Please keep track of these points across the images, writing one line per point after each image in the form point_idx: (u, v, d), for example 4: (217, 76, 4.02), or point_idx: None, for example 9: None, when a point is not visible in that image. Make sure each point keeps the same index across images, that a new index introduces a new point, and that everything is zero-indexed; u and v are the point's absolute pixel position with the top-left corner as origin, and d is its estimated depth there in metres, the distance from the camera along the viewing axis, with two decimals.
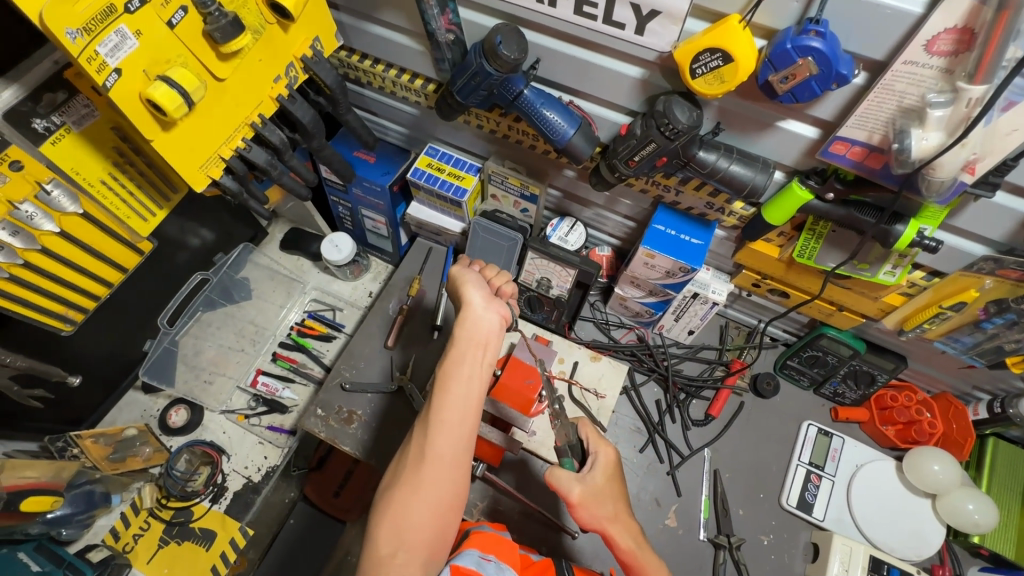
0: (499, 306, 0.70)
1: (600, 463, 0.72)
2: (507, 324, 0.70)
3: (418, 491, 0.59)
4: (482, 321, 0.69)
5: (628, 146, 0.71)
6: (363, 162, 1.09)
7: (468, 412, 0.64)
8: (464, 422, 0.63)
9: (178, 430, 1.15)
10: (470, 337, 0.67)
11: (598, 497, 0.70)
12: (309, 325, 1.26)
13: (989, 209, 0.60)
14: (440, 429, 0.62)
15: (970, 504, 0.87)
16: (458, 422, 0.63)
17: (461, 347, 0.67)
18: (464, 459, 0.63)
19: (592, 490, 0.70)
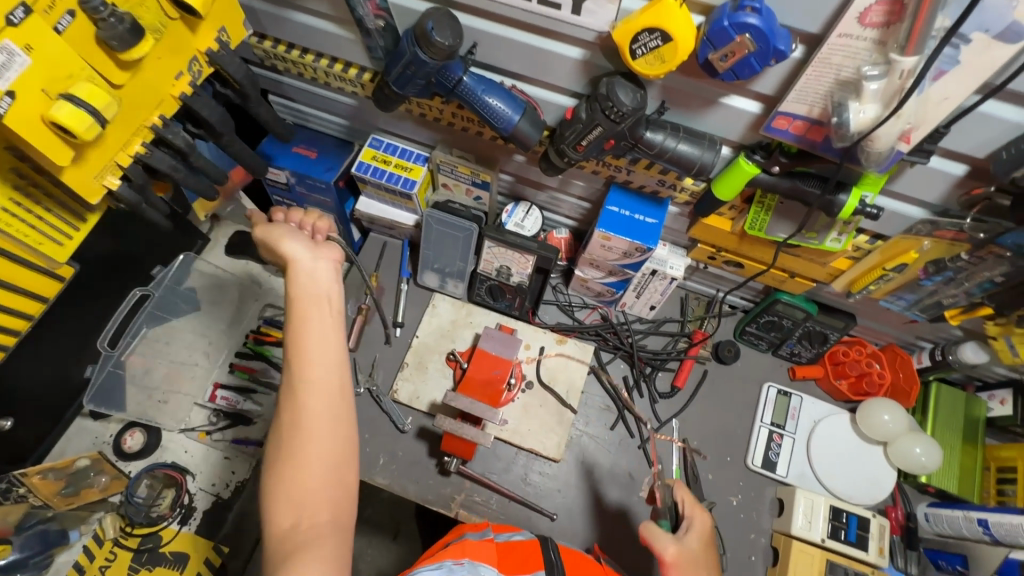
0: (328, 252, 0.65)
1: (696, 528, 0.74)
2: (343, 269, 0.65)
3: (304, 448, 0.55)
4: (316, 271, 0.63)
5: (575, 130, 0.69)
6: (305, 159, 1.04)
7: (330, 354, 0.59)
8: (327, 355, 0.59)
9: (135, 455, 1.10)
10: (309, 294, 0.61)
11: (693, 561, 0.70)
12: (266, 332, 1.19)
13: (924, 173, 0.61)
14: (310, 390, 0.57)
15: (917, 448, 0.92)
16: (328, 376, 0.58)
17: (296, 294, 0.61)
18: (344, 408, 0.58)
19: (688, 554, 0.71)
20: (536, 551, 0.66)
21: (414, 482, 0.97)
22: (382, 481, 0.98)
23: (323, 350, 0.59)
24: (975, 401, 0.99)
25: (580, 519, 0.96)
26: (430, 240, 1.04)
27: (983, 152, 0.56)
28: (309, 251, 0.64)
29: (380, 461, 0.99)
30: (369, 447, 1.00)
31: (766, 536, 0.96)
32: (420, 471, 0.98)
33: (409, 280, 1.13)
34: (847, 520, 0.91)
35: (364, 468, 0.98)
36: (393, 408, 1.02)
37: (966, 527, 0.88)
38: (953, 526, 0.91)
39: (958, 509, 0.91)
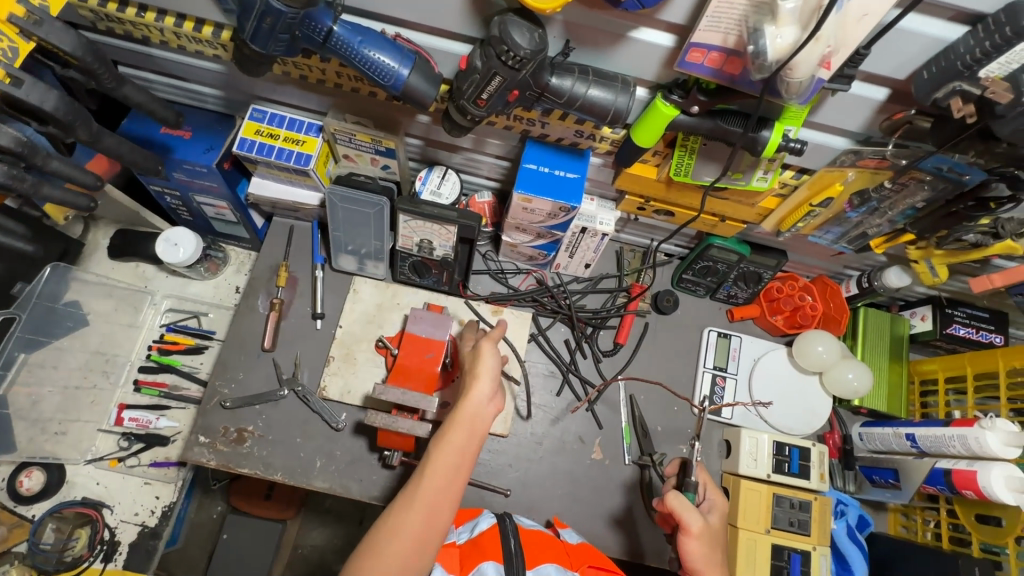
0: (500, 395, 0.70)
1: (715, 509, 0.76)
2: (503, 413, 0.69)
3: (377, 557, 0.59)
4: (482, 397, 0.67)
5: (472, 82, 0.60)
6: (176, 139, 0.89)
7: (452, 479, 0.64)
8: (452, 479, 0.64)
9: (36, 496, 0.97)
10: (470, 410, 0.67)
11: (712, 539, 0.70)
12: (172, 340, 1.09)
13: (847, 101, 0.57)
14: (413, 507, 0.62)
15: (850, 374, 0.95)
16: (433, 504, 0.63)
17: (472, 391, 0.67)
18: (435, 538, 0.62)
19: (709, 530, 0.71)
20: (495, 538, 0.70)
21: (357, 481, 0.92)
22: (322, 484, 0.91)
23: (444, 474, 0.64)
24: (900, 319, 1.02)
25: (535, 490, 0.94)
26: (337, 220, 0.93)
27: (903, 72, 0.52)
28: (490, 391, 0.68)
29: (316, 464, 0.92)
30: (303, 451, 0.93)
31: (716, 478, 0.97)
32: (363, 468, 0.92)
33: (324, 266, 1.02)
34: (789, 453, 0.93)
35: (300, 474, 0.91)
36: (323, 407, 0.94)
37: (895, 442, 0.92)
38: (885, 443, 0.94)
39: (888, 427, 0.93)
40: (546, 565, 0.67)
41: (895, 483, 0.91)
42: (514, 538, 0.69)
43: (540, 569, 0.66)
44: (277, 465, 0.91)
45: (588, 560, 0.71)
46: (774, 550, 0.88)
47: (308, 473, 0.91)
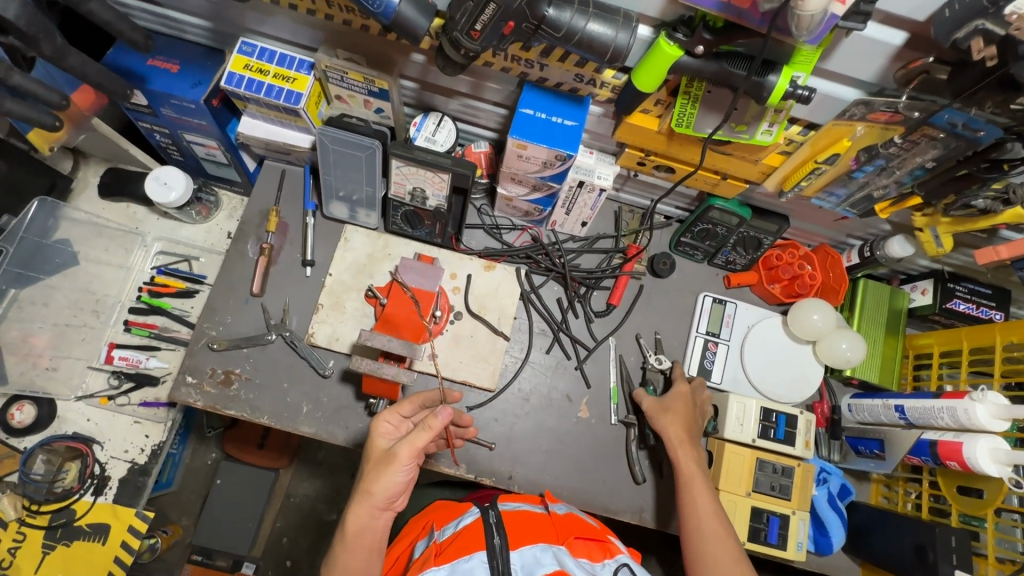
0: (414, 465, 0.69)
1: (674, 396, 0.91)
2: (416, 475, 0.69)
3: None
4: (391, 481, 0.66)
5: (466, 12, 0.57)
6: (162, 72, 0.85)
7: (363, 564, 0.65)
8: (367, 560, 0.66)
9: (27, 430, 0.98)
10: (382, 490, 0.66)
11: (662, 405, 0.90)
12: (163, 283, 1.08)
13: (861, 44, 0.53)
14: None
15: (843, 344, 0.93)
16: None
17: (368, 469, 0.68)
18: None
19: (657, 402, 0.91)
20: (478, 531, 0.67)
21: (343, 427, 0.92)
22: (307, 429, 0.92)
23: (353, 565, 0.65)
24: (899, 292, 1.00)
25: (519, 445, 0.94)
26: (329, 164, 0.90)
27: (923, 13, 0.49)
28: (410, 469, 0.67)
29: (303, 409, 0.93)
30: (290, 396, 0.93)
31: (702, 442, 0.97)
32: (349, 415, 0.93)
33: (315, 213, 1.00)
34: (776, 420, 0.92)
35: (287, 418, 0.92)
36: (311, 353, 0.94)
37: (883, 414, 0.91)
38: (873, 414, 0.93)
39: (878, 398, 0.93)
40: (531, 546, 0.66)
41: (879, 454, 0.91)
42: (497, 531, 0.66)
43: (525, 551, 0.65)
44: (263, 408, 0.92)
45: (575, 533, 0.71)
46: (753, 512, 0.89)
47: (295, 417, 0.92)
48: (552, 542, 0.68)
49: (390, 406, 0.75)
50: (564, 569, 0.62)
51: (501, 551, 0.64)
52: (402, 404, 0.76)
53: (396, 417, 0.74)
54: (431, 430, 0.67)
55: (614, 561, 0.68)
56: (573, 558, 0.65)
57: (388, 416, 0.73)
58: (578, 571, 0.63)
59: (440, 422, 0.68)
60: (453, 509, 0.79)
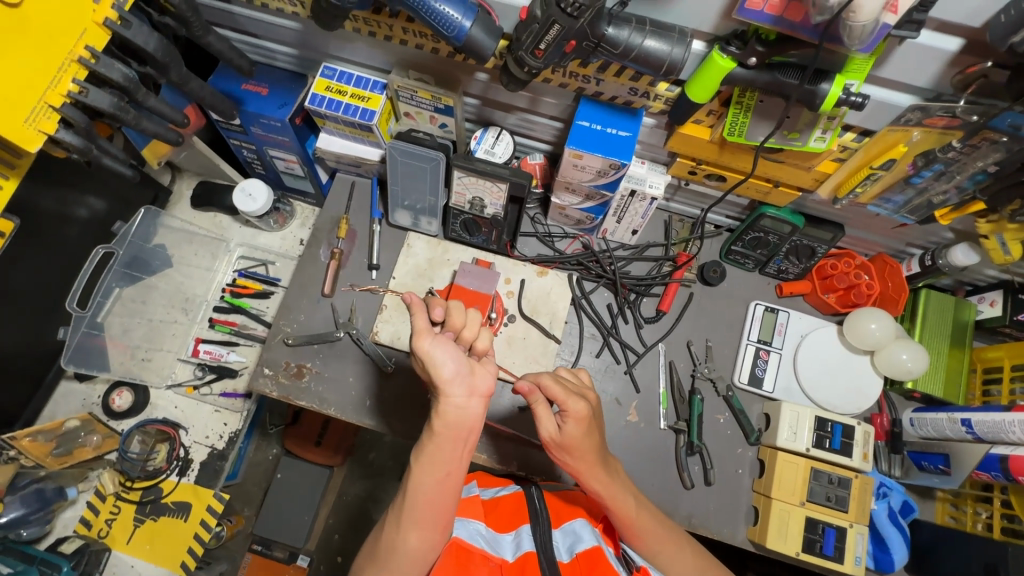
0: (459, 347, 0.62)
1: (572, 419, 0.70)
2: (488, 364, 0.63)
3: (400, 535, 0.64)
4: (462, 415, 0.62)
5: (532, 33, 0.62)
6: (255, 95, 0.96)
7: (452, 456, 0.64)
8: (453, 451, 0.64)
9: (124, 414, 1.09)
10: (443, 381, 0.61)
11: (574, 444, 0.71)
12: (242, 285, 1.18)
13: (915, 52, 0.55)
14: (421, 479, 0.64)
15: (904, 354, 0.91)
16: (441, 474, 0.64)
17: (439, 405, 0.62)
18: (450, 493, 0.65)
19: (567, 439, 0.71)
20: (524, 500, 0.77)
21: (402, 421, 0.98)
22: (369, 421, 0.98)
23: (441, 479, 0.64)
24: (964, 303, 0.98)
25: None
26: (396, 176, 0.98)
27: (978, 19, 0.50)
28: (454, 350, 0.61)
29: (366, 401, 0.99)
30: (354, 390, 1.00)
31: (753, 450, 0.97)
32: (407, 409, 0.98)
33: (381, 221, 1.09)
34: (831, 430, 0.91)
35: (351, 410, 0.99)
36: (375, 350, 1.01)
37: (949, 428, 0.88)
38: (937, 428, 0.90)
39: (942, 411, 0.90)
40: (572, 524, 0.73)
41: (945, 469, 0.87)
42: (541, 503, 0.75)
43: (566, 528, 0.73)
44: (330, 400, 0.99)
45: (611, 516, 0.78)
46: (808, 522, 0.87)
47: (357, 409, 0.99)
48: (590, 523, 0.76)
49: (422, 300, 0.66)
50: (601, 547, 0.69)
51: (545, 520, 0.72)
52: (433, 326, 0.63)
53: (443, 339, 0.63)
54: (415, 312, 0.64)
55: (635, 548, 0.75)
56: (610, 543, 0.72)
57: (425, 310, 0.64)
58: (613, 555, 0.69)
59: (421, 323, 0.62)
60: (495, 479, 0.89)
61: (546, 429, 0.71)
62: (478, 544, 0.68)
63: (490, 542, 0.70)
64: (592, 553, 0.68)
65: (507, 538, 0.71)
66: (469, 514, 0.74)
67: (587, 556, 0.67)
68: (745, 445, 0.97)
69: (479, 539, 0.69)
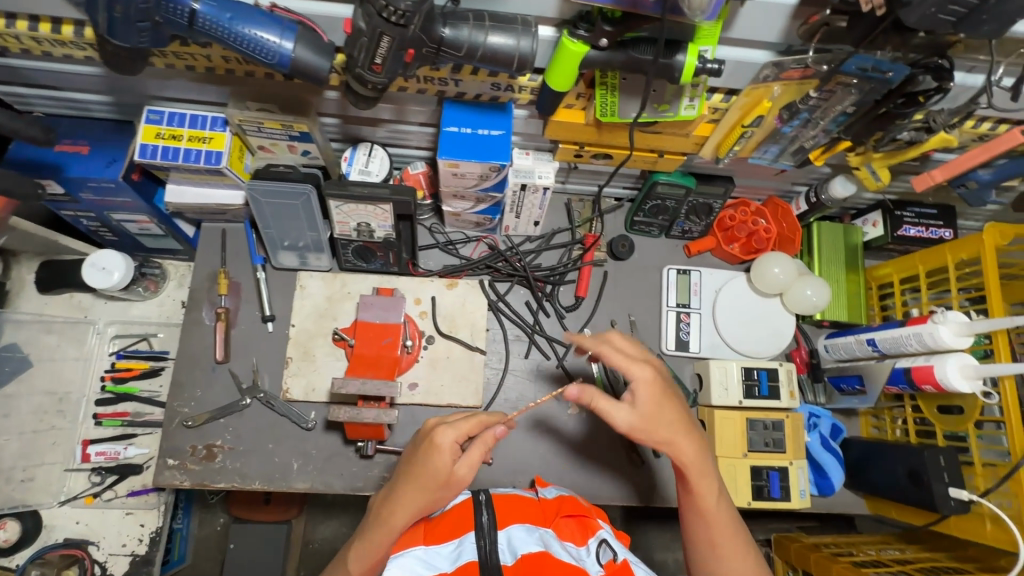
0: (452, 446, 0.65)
1: (641, 389, 0.64)
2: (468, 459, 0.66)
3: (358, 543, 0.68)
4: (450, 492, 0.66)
5: (363, 47, 0.55)
6: (76, 156, 0.82)
7: (410, 514, 0.65)
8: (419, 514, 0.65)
9: (14, 547, 0.95)
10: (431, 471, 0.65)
11: (650, 424, 0.63)
12: (124, 367, 1.06)
13: (758, 10, 0.54)
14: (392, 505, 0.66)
15: (808, 290, 0.95)
16: (402, 523, 0.65)
17: (428, 482, 0.64)
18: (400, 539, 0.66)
19: (642, 418, 0.63)
20: (467, 511, 0.69)
21: (338, 475, 0.91)
22: (302, 485, 0.90)
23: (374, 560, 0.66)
24: (853, 228, 1.02)
25: (519, 454, 0.94)
26: (266, 217, 0.88)
27: None
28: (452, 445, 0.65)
29: (293, 466, 0.91)
30: (277, 457, 0.91)
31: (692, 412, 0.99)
32: (340, 461, 0.91)
33: (265, 266, 0.98)
34: (758, 376, 0.94)
35: (279, 479, 0.90)
36: (291, 409, 0.92)
37: (858, 349, 0.93)
38: (848, 351, 0.96)
39: (850, 336, 0.95)
40: (518, 527, 0.67)
41: (861, 389, 0.94)
42: (485, 511, 0.68)
43: (512, 531, 0.66)
44: (253, 474, 0.90)
45: (562, 512, 0.71)
46: (753, 471, 0.90)
47: (285, 476, 0.90)
48: (538, 525, 0.69)
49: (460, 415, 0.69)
50: (549, 550, 0.62)
51: (489, 530, 0.65)
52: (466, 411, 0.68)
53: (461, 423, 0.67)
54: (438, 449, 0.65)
55: (595, 538, 0.67)
56: (559, 540, 0.66)
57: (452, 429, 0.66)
58: (563, 555, 0.63)
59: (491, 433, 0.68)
60: None
61: (617, 412, 0.63)
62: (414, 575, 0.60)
63: (428, 565, 0.62)
64: (538, 556, 0.61)
65: (447, 554, 0.63)
66: (406, 546, 0.65)
67: (533, 560, 0.61)
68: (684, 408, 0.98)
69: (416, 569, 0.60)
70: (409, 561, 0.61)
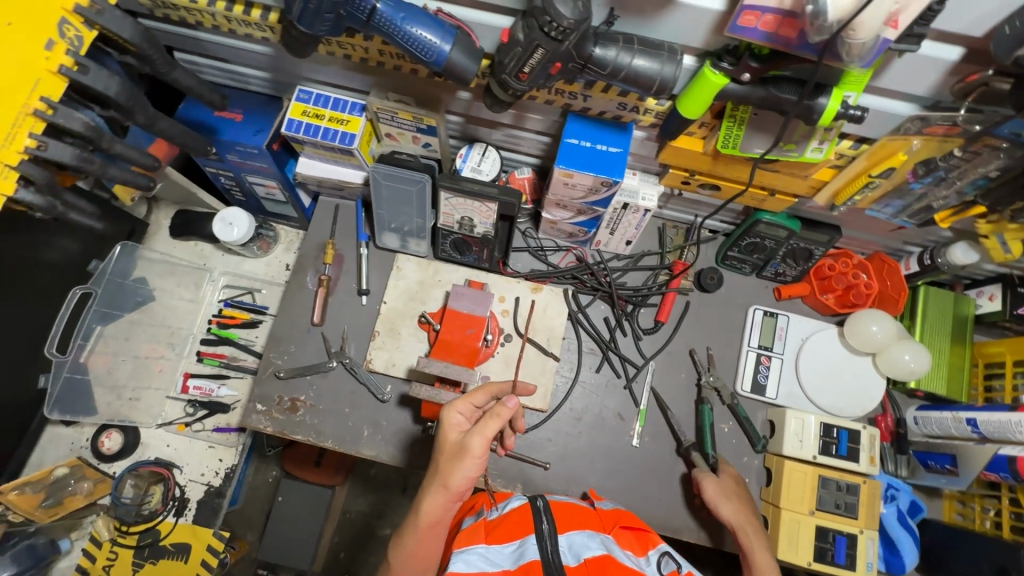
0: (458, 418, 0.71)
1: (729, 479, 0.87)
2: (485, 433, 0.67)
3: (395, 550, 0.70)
4: (462, 475, 0.66)
5: (515, 56, 0.59)
6: (229, 122, 0.92)
7: (438, 505, 0.68)
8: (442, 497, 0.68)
9: (115, 456, 1.06)
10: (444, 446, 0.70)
11: (733, 494, 0.84)
12: (230, 315, 1.15)
13: (915, 63, 0.53)
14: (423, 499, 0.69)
15: (906, 355, 0.90)
16: (433, 517, 0.68)
17: (443, 461, 0.68)
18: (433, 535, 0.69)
19: (724, 490, 0.84)
20: (527, 515, 0.71)
21: (404, 451, 0.95)
22: (369, 452, 0.96)
23: (414, 547, 0.68)
24: (964, 299, 0.97)
25: (577, 465, 0.95)
26: (380, 199, 0.96)
27: (979, 30, 0.48)
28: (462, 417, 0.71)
29: (363, 433, 0.97)
30: (351, 421, 0.97)
31: (759, 458, 0.96)
32: (406, 437, 0.96)
33: (368, 244, 1.05)
34: (837, 435, 0.90)
35: (350, 442, 0.96)
36: (370, 379, 0.98)
37: (954, 427, 0.88)
38: (941, 427, 0.90)
39: (946, 410, 0.89)
40: (578, 532, 0.70)
41: (951, 469, 0.87)
42: (546, 517, 0.70)
43: (573, 536, 0.69)
44: (328, 432, 0.96)
45: (620, 522, 0.74)
46: (819, 531, 0.86)
47: (356, 440, 0.96)
48: (598, 532, 0.72)
49: (462, 397, 0.73)
50: (610, 554, 0.67)
51: (550, 536, 0.67)
52: (473, 393, 0.74)
53: (467, 407, 0.72)
54: (500, 417, 0.67)
55: (656, 551, 0.70)
56: (621, 546, 0.69)
57: (460, 408, 0.71)
58: (625, 560, 0.67)
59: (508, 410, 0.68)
60: (502, 494, 0.85)
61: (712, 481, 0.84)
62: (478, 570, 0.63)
63: (492, 562, 0.64)
64: (601, 560, 0.65)
65: (509, 553, 0.66)
66: (467, 544, 0.67)
67: (597, 564, 0.65)
68: (750, 453, 0.95)
69: (480, 565, 0.63)
70: (473, 558, 0.64)
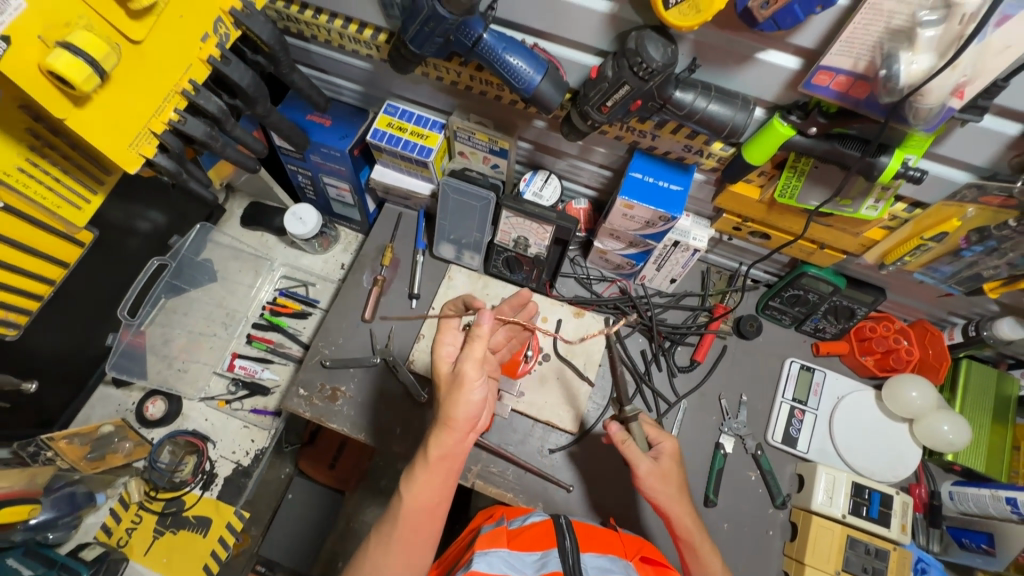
0: (444, 344, 0.73)
1: (666, 452, 0.78)
2: (477, 352, 0.69)
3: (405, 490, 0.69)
4: (462, 405, 0.68)
5: (600, 90, 0.65)
6: (318, 125, 1.00)
7: (449, 441, 0.68)
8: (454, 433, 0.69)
9: (157, 422, 1.11)
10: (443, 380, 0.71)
11: (665, 478, 0.76)
12: (282, 304, 1.20)
13: (975, 134, 0.57)
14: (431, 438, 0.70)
15: (945, 425, 0.89)
16: (443, 451, 0.69)
17: (442, 393, 0.70)
18: (445, 471, 0.70)
19: (660, 471, 0.76)
20: (548, 530, 0.70)
21: None
22: (399, 450, 0.97)
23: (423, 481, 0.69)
24: (1007, 377, 0.97)
25: (600, 493, 0.94)
26: (446, 210, 1.03)
27: None
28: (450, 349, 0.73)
29: (394, 431, 0.99)
30: (385, 418, 1.00)
31: (784, 512, 0.94)
32: None
33: (425, 252, 1.12)
34: (869, 497, 0.89)
35: (382, 438, 0.98)
36: (410, 379, 1.01)
37: (992, 506, 0.86)
38: (979, 505, 0.88)
39: (984, 487, 0.88)
40: (599, 555, 0.68)
41: (987, 549, 0.85)
42: (568, 535, 0.68)
43: (594, 558, 0.67)
44: (362, 425, 0.99)
45: (641, 552, 0.72)
46: None
47: (387, 436, 0.98)
48: (620, 557, 0.69)
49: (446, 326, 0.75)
50: None
51: (573, 552, 0.65)
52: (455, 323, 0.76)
53: (454, 336, 0.74)
54: (483, 338, 0.69)
55: None
56: None
57: (445, 338, 0.73)
58: None
59: (486, 330, 0.69)
60: (520, 510, 0.85)
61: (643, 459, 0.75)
62: (500, 572, 0.61)
63: (512, 565, 0.63)
64: None
65: (531, 562, 0.65)
66: (488, 546, 0.67)
67: None
68: (772, 506, 0.95)
69: (502, 568, 0.62)
70: (495, 560, 0.63)
